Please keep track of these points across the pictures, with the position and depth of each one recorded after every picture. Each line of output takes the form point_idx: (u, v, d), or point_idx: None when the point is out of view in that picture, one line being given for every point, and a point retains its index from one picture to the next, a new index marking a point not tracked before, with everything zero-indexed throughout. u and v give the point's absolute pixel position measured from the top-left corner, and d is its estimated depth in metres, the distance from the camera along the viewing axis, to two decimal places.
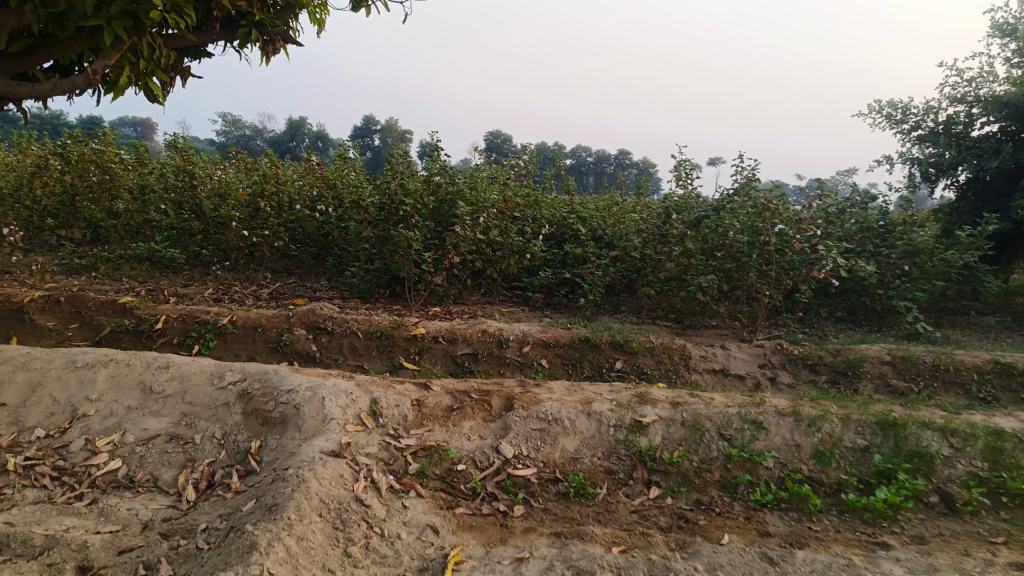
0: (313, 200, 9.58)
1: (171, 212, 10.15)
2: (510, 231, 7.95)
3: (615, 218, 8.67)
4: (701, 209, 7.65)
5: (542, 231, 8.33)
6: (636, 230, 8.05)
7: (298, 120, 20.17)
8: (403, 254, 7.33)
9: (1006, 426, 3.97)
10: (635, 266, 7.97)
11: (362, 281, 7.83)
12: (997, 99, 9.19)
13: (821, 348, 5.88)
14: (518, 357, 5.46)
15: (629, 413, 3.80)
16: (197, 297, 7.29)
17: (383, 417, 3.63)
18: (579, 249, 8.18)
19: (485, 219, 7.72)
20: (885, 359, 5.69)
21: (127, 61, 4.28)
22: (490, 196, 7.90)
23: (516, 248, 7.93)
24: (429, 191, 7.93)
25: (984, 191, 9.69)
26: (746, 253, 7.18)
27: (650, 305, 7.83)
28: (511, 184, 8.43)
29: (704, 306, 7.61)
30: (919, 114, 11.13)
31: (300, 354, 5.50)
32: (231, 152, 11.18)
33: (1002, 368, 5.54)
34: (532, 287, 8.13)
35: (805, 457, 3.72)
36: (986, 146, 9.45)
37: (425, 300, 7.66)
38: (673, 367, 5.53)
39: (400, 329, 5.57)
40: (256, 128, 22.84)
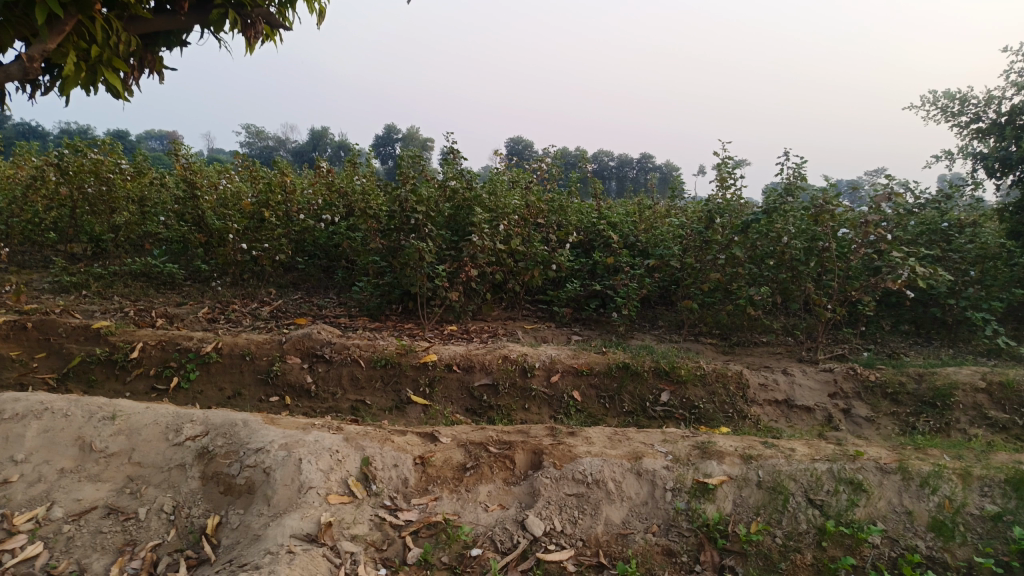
0: (320, 210, 8.87)
1: (172, 224, 9.51)
2: (534, 239, 7.17)
3: (647, 223, 7.87)
4: (749, 213, 6.81)
5: (569, 239, 7.55)
6: (674, 235, 7.25)
7: (319, 130, 19.53)
8: (414, 268, 6.53)
9: None
10: (674, 276, 7.15)
11: (370, 297, 7.07)
12: None
13: (902, 373, 5.03)
14: (547, 388, 4.66)
15: (690, 473, 3.00)
16: (188, 318, 6.59)
17: (376, 483, 2.85)
18: (611, 258, 7.37)
19: (505, 227, 6.95)
20: (981, 385, 4.81)
21: (72, 46, 3.56)
22: (511, 200, 7.13)
23: (541, 258, 7.14)
24: (444, 197, 7.18)
25: None
26: (803, 261, 6.41)
27: (692, 320, 6.99)
28: (534, 188, 7.69)
29: (753, 321, 6.77)
30: (980, 104, 10.15)
31: (292, 387, 4.74)
32: (236, 160, 10.54)
33: None
34: (559, 301, 7.32)
35: (921, 529, 2.89)
36: None
37: (441, 318, 6.87)
38: (728, 399, 4.69)
39: (408, 356, 4.80)
40: (279, 140, 22.28)
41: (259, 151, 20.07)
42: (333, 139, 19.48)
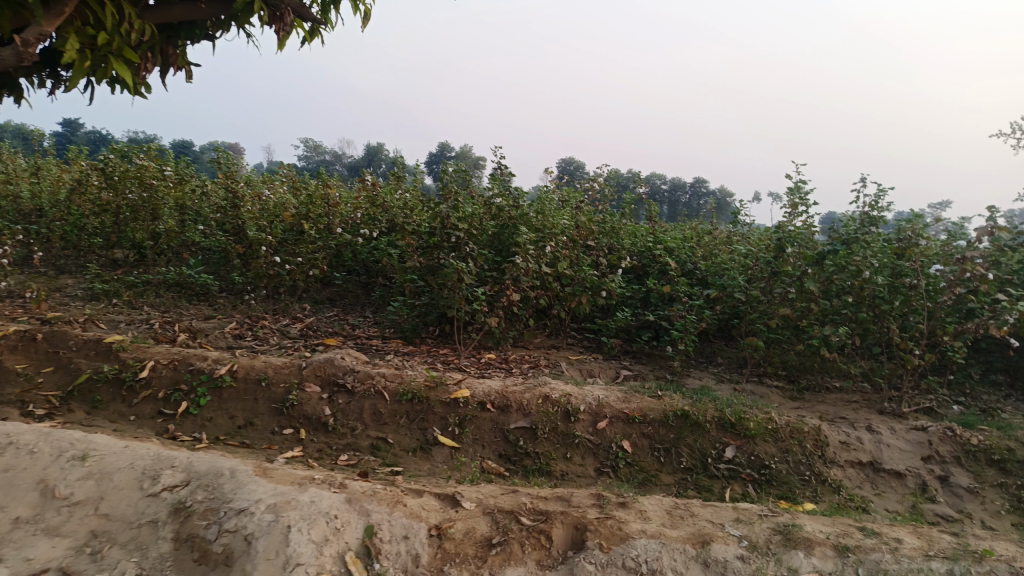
0: (360, 224, 8.48)
1: (211, 234, 9.25)
2: (583, 263, 6.62)
3: (707, 250, 7.26)
4: (823, 244, 6.15)
5: (621, 264, 6.98)
6: (737, 264, 6.63)
7: (374, 146, 19.21)
8: (452, 290, 6.02)
9: None
10: (736, 310, 6.50)
11: (406, 318, 6.60)
12: None
13: (1009, 436, 4.31)
14: (593, 436, 4.09)
15: (771, 568, 2.46)
16: (214, 334, 6.22)
17: (380, 561, 2.48)
18: (666, 286, 6.76)
19: (553, 248, 6.42)
20: None
21: (75, 29, 3.26)
22: (560, 220, 6.61)
23: (590, 284, 6.58)
24: (488, 214, 6.70)
25: None
26: (887, 299, 5.68)
27: (755, 359, 6.33)
28: (585, 208, 7.16)
29: (824, 363, 6.09)
30: None
31: (308, 419, 4.26)
32: (280, 170, 10.27)
33: None
34: (608, 331, 6.74)
35: None
36: None
37: (479, 345, 6.36)
38: (803, 459, 4.04)
39: (438, 391, 4.28)
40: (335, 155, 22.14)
41: (312, 164, 19.86)
42: (383, 154, 19.25)
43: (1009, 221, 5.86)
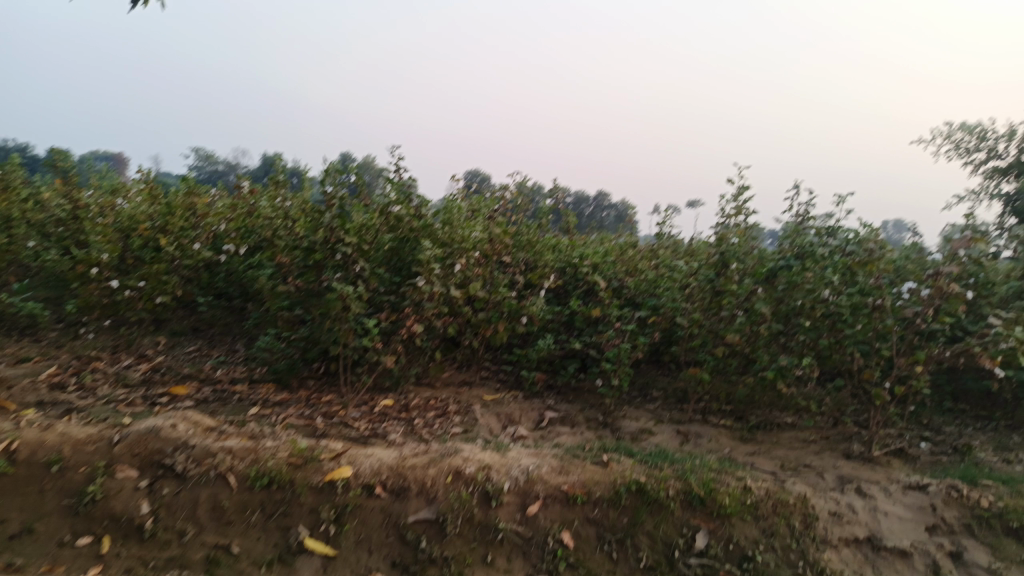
0: (227, 238, 7.06)
1: (46, 252, 7.59)
2: (498, 283, 5.55)
3: (635, 266, 6.39)
4: (772, 259, 5.32)
5: (541, 283, 5.96)
6: (673, 282, 5.77)
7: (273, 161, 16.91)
8: (333, 320, 4.77)
9: None
10: (676, 333, 5.62)
11: (279, 357, 5.31)
12: None
13: (1020, 495, 3.54)
14: (521, 527, 3.02)
15: None
16: (21, 386, 4.75)
17: None
18: (596, 308, 5.73)
19: (462, 267, 5.32)
20: None
21: None
22: (470, 233, 5.55)
23: (507, 309, 5.49)
24: (384, 225, 5.49)
25: None
26: (849, 323, 4.91)
27: (699, 393, 5.45)
28: (498, 218, 6.15)
29: (777, 397, 5.28)
30: (1003, 138, 8.80)
31: (118, 523, 3.00)
32: (139, 176, 8.62)
33: None
34: (527, 364, 5.68)
35: None
36: None
37: (373, 387, 5.17)
38: (793, 544, 3.10)
39: (308, 472, 3.13)
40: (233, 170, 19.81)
41: (207, 174, 16.77)
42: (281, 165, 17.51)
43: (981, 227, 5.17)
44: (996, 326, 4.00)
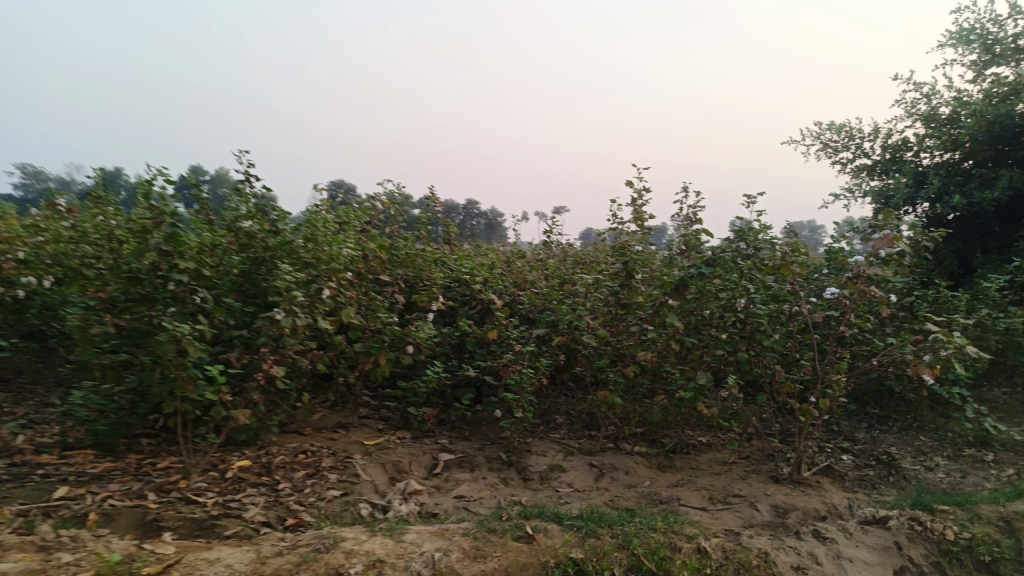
0: (33, 266, 5.74)
1: None
2: (377, 308, 4.72)
3: (528, 279, 5.75)
4: (681, 266, 4.83)
5: (425, 303, 5.17)
6: (573, 296, 5.17)
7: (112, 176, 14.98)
8: (165, 366, 3.74)
9: None
10: (579, 353, 5.02)
11: (100, 414, 4.21)
12: (998, 109, 7.05)
13: (982, 521, 3.17)
14: None
15: None
16: None
17: None
18: (489, 329, 5.01)
19: (331, 291, 4.45)
20: None
21: None
22: (341, 249, 4.67)
23: (388, 338, 4.67)
24: (233, 243, 4.53)
25: (970, 228, 7.49)
26: (767, 333, 4.50)
27: (608, 419, 4.88)
28: (371, 231, 5.31)
29: (693, 418, 4.80)
30: (869, 138, 8.86)
31: None
32: None
33: None
34: (413, 399, 4.89)
35: None
36: (980, 175, 7.23)
37: (226, 444, 4.20)
38: None
39: None
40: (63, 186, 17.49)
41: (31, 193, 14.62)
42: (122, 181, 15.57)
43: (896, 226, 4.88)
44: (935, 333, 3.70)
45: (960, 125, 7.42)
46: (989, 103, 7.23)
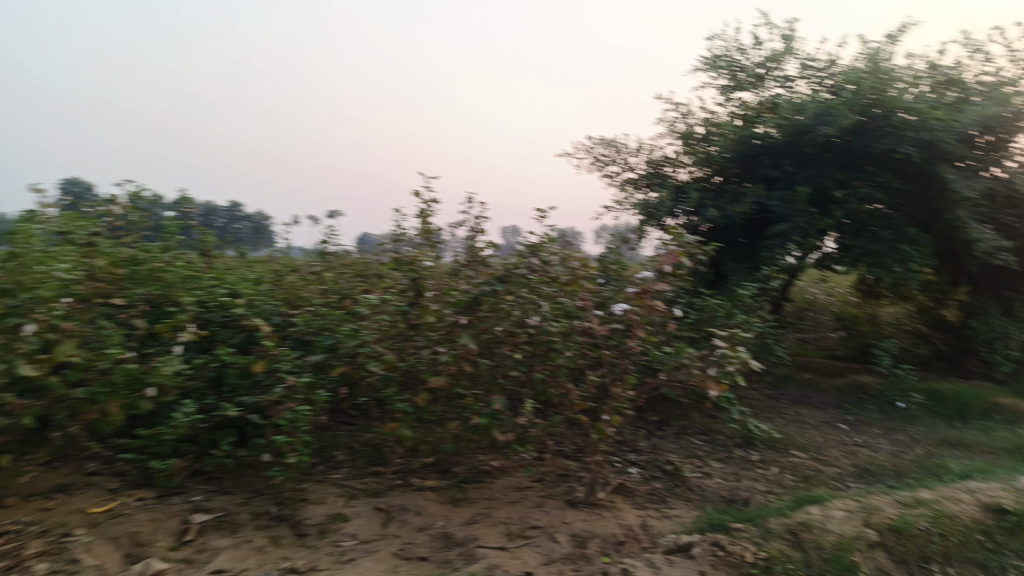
0: None
1: None
2: (106, 340, 3.82)
3: (300, 297, 5.09)
4: (470, 283, 4.52)
5: (173, 330, 4.32)
6: (353, 316, 4.63)
7: None
8: None
9: None
10: (357, 380, 4.47)
11: None
12: (744, 130, 7.58)
13: (773, 537, 3.20)
14: None
15: None
16: None
17: None
18: (245, 361, 4.19)
19: (44, 327, 3.53)
20: (873, 538, 3.23)
21: None
22: (52, 269, 3.69)
23: (123, 378, 3.80)
24: None
25: (720, 236, 8.03)
26: (560, 351, 4.32)
27: (396, 451, 4.45)
28: (101, 245, 4.35)
29: (486, 445, 4.50)
30: (634, 153, 9.22)
31: None
32: None
33: (1015, 519, 3.47)
34: (159, 448, 4.05)
35: None
36: (730, 190, 7.75)
37: None
38: None
39: None
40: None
41: None
42: None
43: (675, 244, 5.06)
44: (722, 348, 4.10)
45: (712, 143, 7.87)
46: (736, 125, 7.74)
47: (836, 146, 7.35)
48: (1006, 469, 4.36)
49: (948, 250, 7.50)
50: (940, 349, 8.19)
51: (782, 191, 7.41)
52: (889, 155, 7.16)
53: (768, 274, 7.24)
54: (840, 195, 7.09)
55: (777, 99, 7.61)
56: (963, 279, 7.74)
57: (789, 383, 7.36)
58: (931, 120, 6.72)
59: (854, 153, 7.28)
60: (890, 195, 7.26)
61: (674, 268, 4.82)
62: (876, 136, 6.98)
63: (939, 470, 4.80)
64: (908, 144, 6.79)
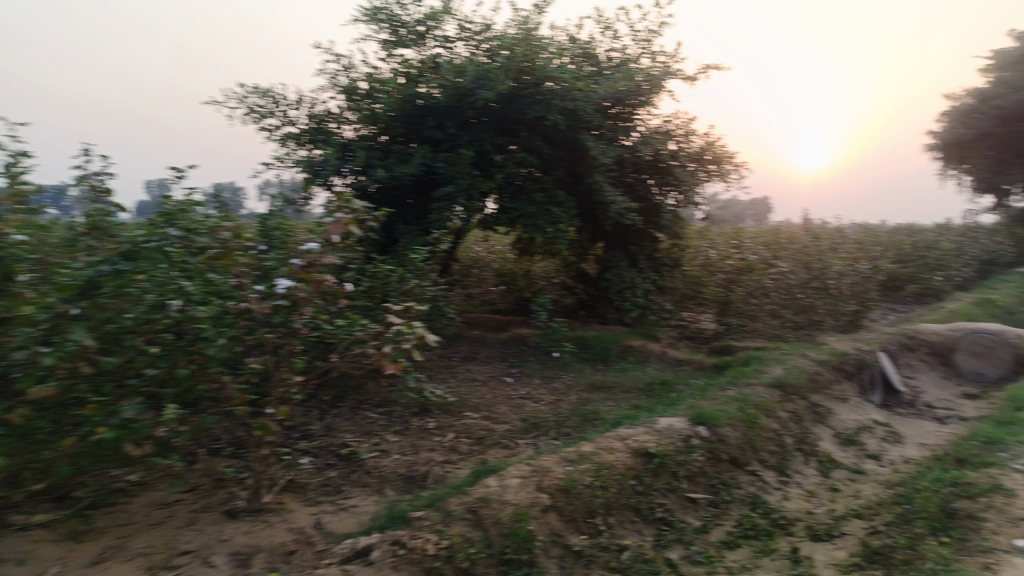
0: None
1: None
2: None
3: None
4: (83, 263, 3.58)
5: None
6: None
7: None
8: None
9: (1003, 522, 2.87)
10: None
11: None
12: (407, 89, 7.35)
13: (452, 519, 3.08)
14: None
15: None
16: None
17: None
18: None
19: None
20: (545, 502, 3.28)
21: None
22: None
23: None
24: None
25: (389, 198, 7.73)
26: (210, 341, 3.63)
27: None
28: None
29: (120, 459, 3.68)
30: (294, 106, 8.48)
31: None
32: None
33: (658, 461, 3.82)
34: None
35: None
36: (396, 150, 7.50)
37: None
38: None
39: None
40: None
41: None
42: None
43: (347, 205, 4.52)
44: (402, 324, 4.16)
45: (377, 100, 7.50)
46: (399, 83, 7.48)
47: (494, 111, 7.55)
48: (645, 409, 4.85)
49: (588, 210, 8.28)
50: (583, 298, 9.13)
51: (447, 153, 7.40)
52: (541, 122, 7.59)
53: (436, 234, 7.20)
54: (500, 158, 7.32)
55: (438, 58, 7.55)
56: (599, 237, 8.65)
57: (459, 340, 7.48)
58: (574, 91, 7.26)
59: (510, 118, 7.53)
60: (540, 160, 7.69)
61: (340, 237, 4.40)
62: (529, 102, 7.30)
63: (595, 417, 5.16)
64: (556, 112, 7.23)
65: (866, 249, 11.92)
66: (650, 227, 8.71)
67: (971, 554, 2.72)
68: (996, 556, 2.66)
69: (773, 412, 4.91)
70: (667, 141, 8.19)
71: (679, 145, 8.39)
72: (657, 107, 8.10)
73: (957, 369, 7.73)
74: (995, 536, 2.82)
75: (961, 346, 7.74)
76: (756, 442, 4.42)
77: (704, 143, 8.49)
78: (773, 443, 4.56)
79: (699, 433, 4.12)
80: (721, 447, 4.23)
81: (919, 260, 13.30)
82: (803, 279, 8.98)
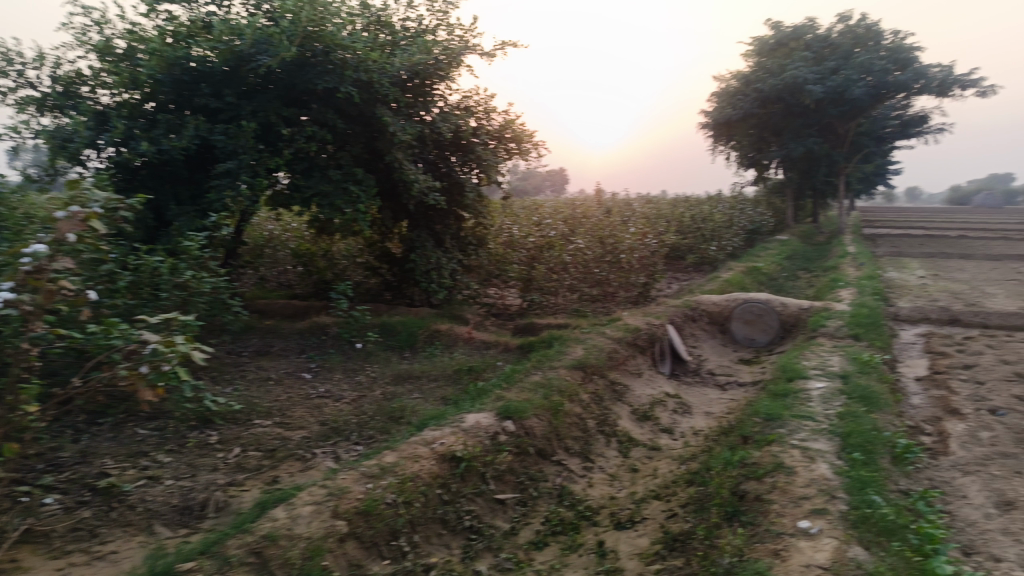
0: None
1: None
2: None
3: None
4: None
5: None
6: None
7: None
8: None
9: (794, 502, 3.06)
10: None
11: None
12: (175, 51, 6.37)
13: (231, 564, 2.69)
14: None
15: None
16: None
17: None
18: None
19: None
20: (342, 528, 2.95)
21: None
22: None
23: None
24: None
25: (159, 174, 6.71)
26: None
27: None
28: None
29: None
30: (35, 66, 7.18)
31: None
32: None
33: (466, 465, 3.59)
34: None
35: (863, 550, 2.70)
36: (164, 120, 6.52)
37: None
38: None
39: None
40: None
41: None
42: None
43: (91, 194, 3.89)
44: (153, 344, 3.58)
45: (139, 62, 6.51)
46: (165, 43, 6.49)
47: (280, 78, 6.82)
48: (452, 405, 4.64)
49: (387, 188, 7.80)
50: (388, 280, 8.66)
51: (227, 125, 6.56)
52: (332, 94, 6.98)
53: (219, 215, 6.39)
54: (288, 132, 6.65)
55: (212, 18, 6.70)
56: (403, 216, 8.22)
57: (249, 332, 6.66)
58: (367, 61, 6.73)
59: (298, 86, 6.81)
60: (334, 134, 7.09)
61: (87, 233, 3.67)
62: (318, 72, 6.67)
63: (401, 413, 4.77)
64: (348, 84, 6.66)
65: (653, 223, 12.63)
66: (453, 206, 8.42)
67: (761, 541, 2.85)
68: (783, 541, 2.80)
69: (575, 396, 4.76)
70: (467, 118, 7.98)
71: (480, 122, 8.26)
72: (456, 82, 7.84)
73: (732, 336, 8.39)
74: (781, 518, 2.97)
75: (735, 315, 8.40)
76: (562, 430, 4.31)
77: (504, 120, 8.43)
78: (576, 428, 4.47)
79: (505, 428, 3.93)
80: (530, 442, 4.06)
81: (698, 232, 14.38)
82: (599, 254, 9.32)
